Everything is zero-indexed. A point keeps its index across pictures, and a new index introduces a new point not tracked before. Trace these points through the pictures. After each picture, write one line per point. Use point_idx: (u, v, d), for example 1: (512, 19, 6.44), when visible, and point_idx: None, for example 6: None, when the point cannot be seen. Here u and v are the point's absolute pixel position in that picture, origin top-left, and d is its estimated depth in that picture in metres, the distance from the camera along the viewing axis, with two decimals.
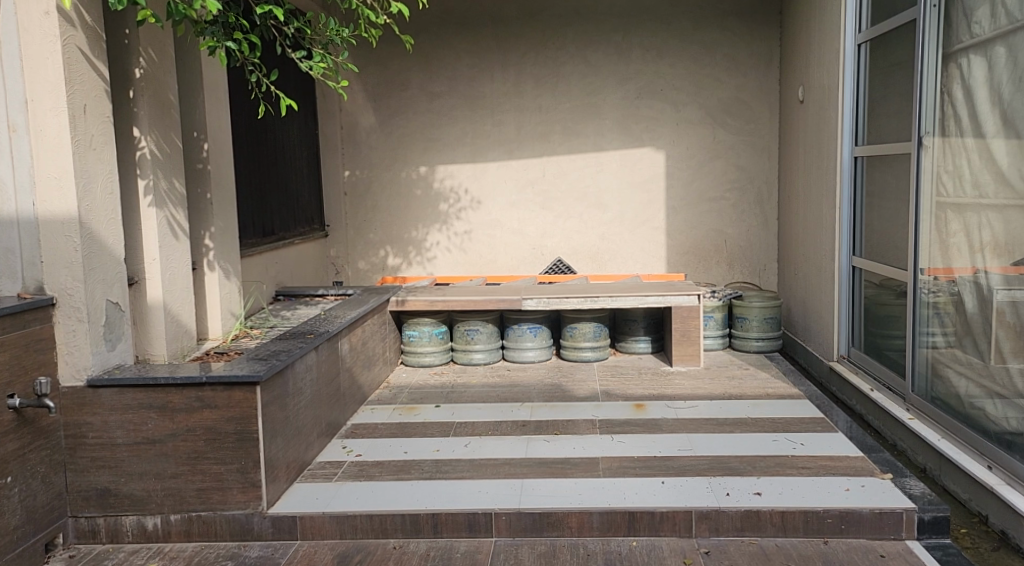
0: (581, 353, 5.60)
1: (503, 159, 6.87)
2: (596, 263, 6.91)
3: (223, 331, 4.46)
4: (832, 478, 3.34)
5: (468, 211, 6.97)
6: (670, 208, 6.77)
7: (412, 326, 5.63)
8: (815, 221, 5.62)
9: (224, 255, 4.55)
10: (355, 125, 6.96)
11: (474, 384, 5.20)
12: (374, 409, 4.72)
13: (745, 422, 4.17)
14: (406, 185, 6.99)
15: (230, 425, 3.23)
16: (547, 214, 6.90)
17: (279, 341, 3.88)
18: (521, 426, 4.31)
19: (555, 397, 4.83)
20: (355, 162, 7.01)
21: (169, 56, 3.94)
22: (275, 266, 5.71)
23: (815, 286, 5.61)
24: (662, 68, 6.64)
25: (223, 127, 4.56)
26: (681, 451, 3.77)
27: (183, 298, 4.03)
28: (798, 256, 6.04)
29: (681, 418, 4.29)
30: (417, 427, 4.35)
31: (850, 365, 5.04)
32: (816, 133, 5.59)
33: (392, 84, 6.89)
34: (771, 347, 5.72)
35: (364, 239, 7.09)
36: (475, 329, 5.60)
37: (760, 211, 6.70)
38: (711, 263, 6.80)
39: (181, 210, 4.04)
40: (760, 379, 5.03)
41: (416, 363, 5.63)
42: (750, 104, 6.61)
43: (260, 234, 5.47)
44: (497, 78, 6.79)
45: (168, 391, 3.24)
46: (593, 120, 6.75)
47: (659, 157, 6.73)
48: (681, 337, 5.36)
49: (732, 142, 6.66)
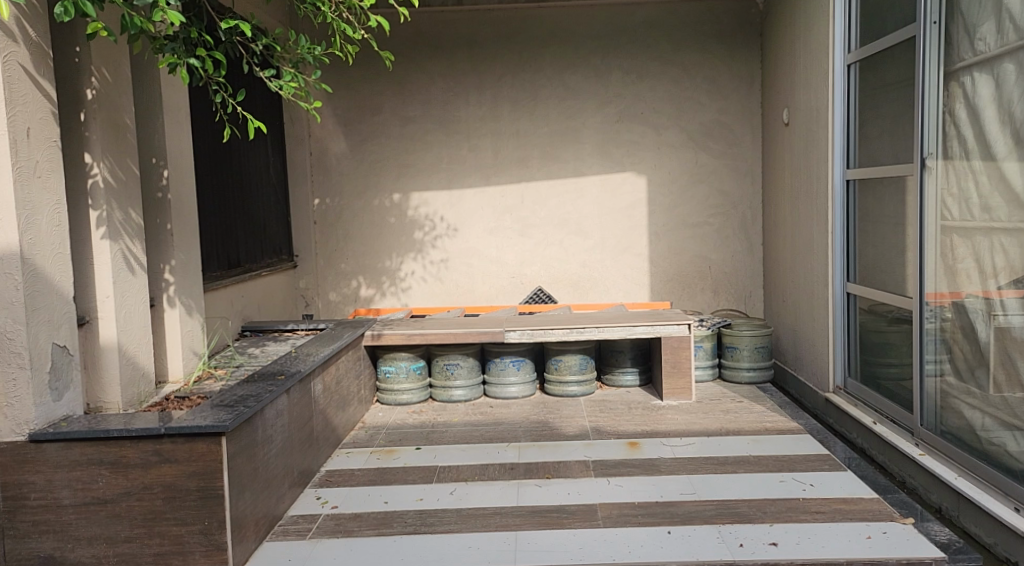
0: (567, 387, 5.34)
1: (480, 185, 6.64)
2: (577, 292, 6.68)
3: (185, 373, 4.12)
4: (851, 524, 3.14)
5: (444, 239, 6.70)
6: (652, 234, 6.58)
7: (388, 362, 5.32)
8: (805, 246, 5.46)
9: (186, 290, 4.22)
10: (324, 151, 6.68)
11: (455, 423, 4.90)
12: (350, 453, 4.39)
13: (748, 460, 3.93)
14: (380, 213, 6.71)
15: (192, 481, 2.89)
16: (526, 241, 6.67)
17: (246, 384, 3.54)
18: (509, 469, 4.02)
19: (543, 436, 4.56)
20: (325, 190, 6.72)
21: (124, 77, 3.65)
22: (241, 300, 5.38)
23: (806, 313, 5.45)
24: (642, 91, 6.49)
25: (185, 153, 4.26)
26: (684, 496, 3.51)
27: (139, 338, 3.69)
28: (786, 282, 5.87)
29: (679, 457, 4.04)
30: (396, 473, 4.03)
31: (848, 396, 4.86)
32: (803, 158, 5.45)
33: (363, 108, 6.64)
34: (763, 377, 5.53)
35: (335, 269, 6.77)
36: (455, 363, 5.31)
37: (744, 236, 6.54)
38: (696, 290, 6.61)
39: (138, 243, 3.72)
40: (756, 412, 4.81)
41: (392, 401, 5.32)
42: (732, 127, 6.48)
43: (225, 267, 5.13)
44: (473, 101, 6.58)
45: (122, 444, 2.90)
46: (572, 144, 6.56)
47: (640, 182, 6.55)
48: (672, 369, 5.13)
49: (715, 166, 6.51)
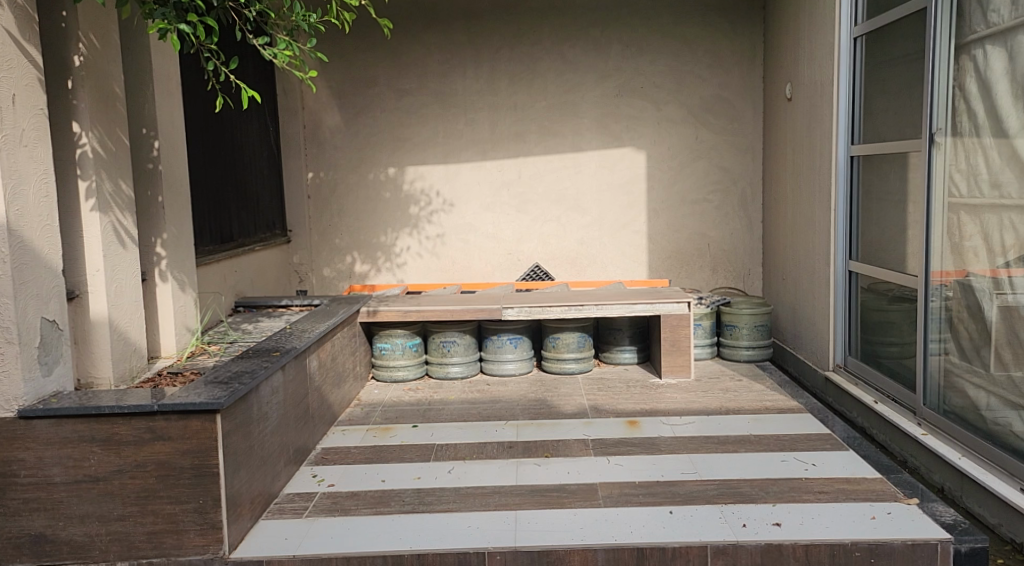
0: (564, 365, 5.29)
1: (477, 160, 6.53)
2: (575, 269, 6.61)
3: (177, 349, 4.04)
4: (855, 504, 3.11)
5: (440, 215, 6.61)
6: (651, 210, 6.51)
7: (384, 339, 5.25)
8: (806, 223, 5.40)
9: (178, 264, 4.13)
10: (318, 124, 6.56)
11: (452, 401, 4.84)
12: (345, 430, 4.34)
13: (748, 440, 3.89)
14: (374, 188, 6.60)
15: (187, 459, 2.83)
16: (523, 217, 6.58)
17: (241, 360, 3.47)
18: (508, 447, 3.97)
19: (541, 414, 4.51)
20: (319, 163, 6.61)
21: (113, 44, 3.53)
22: (234, 275, 5.29)
23: (806, 292, 5.40)
24: (643, 65, 6.38)
25: (176, 123, 4.15)
26: (685, 476, 3.48)
27: (130, 313, 3.61)
28: (786, 260, 5.82)
29: (679, 436, 4.01)
30: (393, 451, 3.98)
31: (848, 375, 4.82)
32: (805, 133, 5.37)
33: (358, 80, 6.51)
34: (762, 356, 5.49)
35: (329, 244, 6.68)
36: (452, 340, 5.25)
37: (743, 213, 6.48)
38: (694, 268, 6.55)
39: (129, 216, 3.62)
40: (756, 391, 4.78)
41: (388, 378, 5.27)
42: (733, 102, 6.38)
43: (217, 241, 5.04)
44: (469, 74, 6.46)
45: (114, 421, 2.83)
46: (571, 119, 6.46)
47: (639, 158, 6.46)
48: (671, 347, 5.09)
49: (715, 142, 6.42)
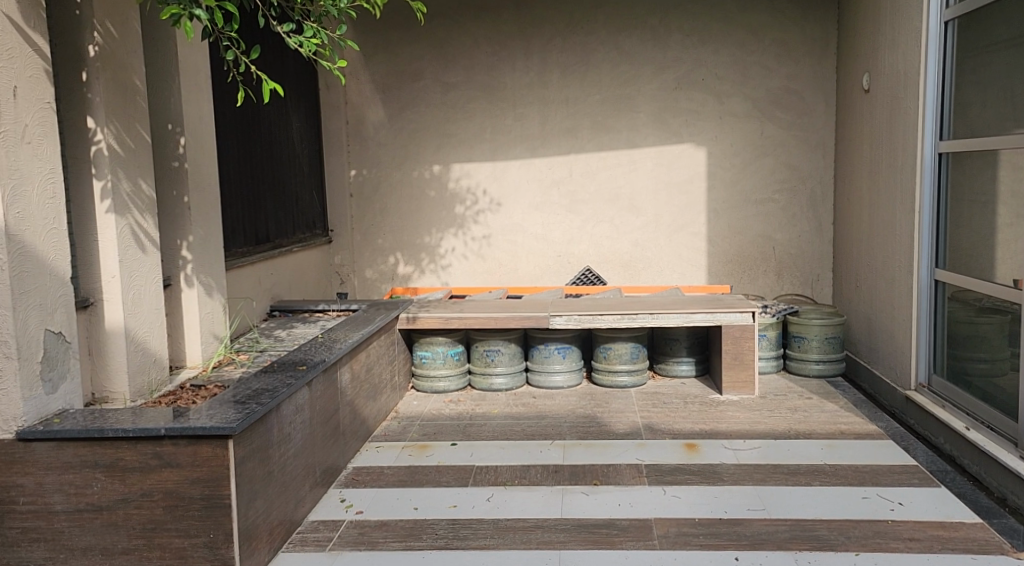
0: (616, 378, 4.92)
1: (526, 157, 6.20)
2: (628, 273, 6.22)
3: (203, 358, 3.82)
4: (954, 556, 2.67)
5: (486, 214, 6.30)
6: (711, 210, 6.07)
7: (424, 347, 4.97)
8: (885, 226, 4.90)
9: (206, 269, 3.90)
10: (361, 120, 6.31)
11: (494, 415, 4.52)
12: (379, 448, 4.05)
13: (822, 470, 3.46)
14: (418, 186, 6.32)
15: (196, 488, 2.58)
16: (573, 217, 6.22)
17: (263, 376, 3.21)
18: (553, 472, 3.63)
19: (590, 433, 4.15)
20: (361, 161, 6.36)
21: (135, 34, 3.32)
22: (270, 277, 5.08)
23: (885, 302, 4.90)
24: (704, 55, 5.95)
25: (204, 118, 3.92)
26: (752, 513, 3.07)
27: (150, 322, 3.39)
28: (861, 266, 5.33)
29: (743, 464, 3.60)
30: (428, 474, 3.68)
31: (932, 396, 4.28)
32: (886, 126, 4.87)
33: (402, 74, 6.24)
34: (833, 371, 5.03)
35: (371, 245, 6.43)
36: (496, 349, 4.94)
37: (813, 214, 5.98)
38: (758, 273, 6.09)
39: (150, 217, 3.40)
40: (828, 412, 4.32)
41: (428, 388, 4.98)
42: (802, 94, 5.90)
43: (252, 243, 4.82)
44: (518, 67, 6.12)
45: (118, 446, 2.59)
46: (625, 114, 6.06)
47: (699, 154, 6.03)
48: (733, 361, 4.66)
49: (782, 138, 5.95)
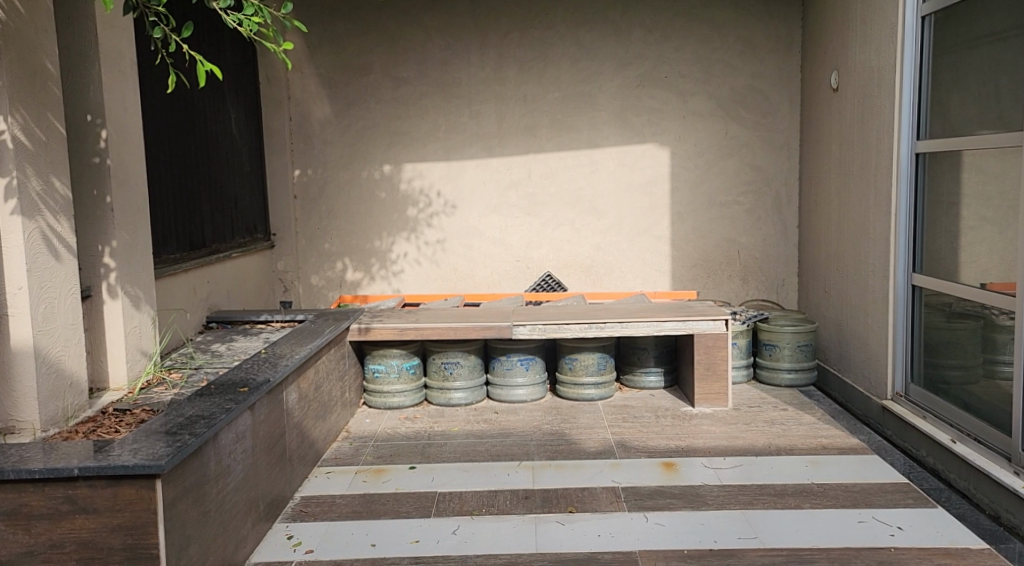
0: (583, 391, 4.65)
1: (482, 157, 5.89)
2: (590, 279, 5.97)
3: (129, 379, 3.40)
4: None
5: (440, 217, 5.97)
6: (675, 213, 5.87)
7: (376, 360, 4.61)
8: (857, 229, 4.75)
9: (132, 278, 3.47)
10: (306, 116, 5.91)
11: (455, 434, 4.19)
12: (330, 473, 3.68)
13: (810, 490, 3.25)
14: (368, 187, 5.95)
15: (116, 537, 2.22)
16: (533, 221, 5.94)
17: (198, 400, 2.81)
18: (523, 499, 3.32)
19: (560, 452, 3.86)
20: (306, 160, 5.96)
21: (47, 9, 2.89)
22: (206, 286, 4.65)
23: (856, 307, 4.76)
24: (667, 52, 5.74)
25: (130, 109, 3.50)
26: (744, 542, 2.83)
27: (66, 339, 2.97)
28: (830, 270, 5.18)
29: (726, 485, 3.36)
30: (386, 503, 3.33)
31: (910, 406, 4.14)
32: (857, 127, 4.73)
33: (350, 68, 5.86)
34: (805, 380, 4.89)
35: (317, 250, 6.03)
36: (454, 361, 4.62)
37: (778, 217, 5.84)
38: (722, 278, 5.92)
39: (66, 220, 2.98)
40: (806, 425, 4.15)
41: (382, 405, 4.63)
42: (766, 94, 5.75)
43: (186, 248, 4.40)
44: (474, 62, 5.82)
45: (22, 489, 2.21)
46: (586, 112, 5.82)
47: (662, 155, 5.82)
48: (705, 372, 4.44)
49: (747, 139, 5.79)
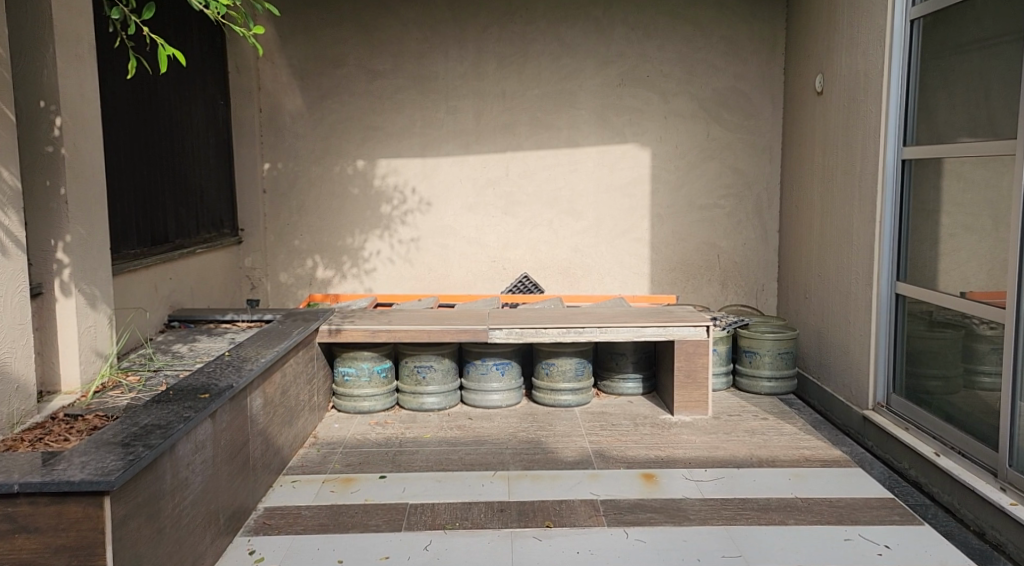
0: (560, 397, 4.53)
1: (459, 154, 5.74)
2: (568, 281, 5.85)
3: (83, 383, 3.20)
4: None
5: (415, 215, 5.80)
6: (654, 216, 5.77)
7: (347, 362, 4.45)
8: (839, 235, 4.69)
9: (87, 275, 3.26)
10: (277, 107, 5.71)
11: (427, 441, 4.04)
12: (296, 482, 3.51)
13: (794, 505, 3.19)
14: (341, 182, 5.77)
15: (61, 559, 2.04)
16: (510, 220, 5.81)
17: (154, 407, 2.63)
18: (499, 511, 3.19)
19: (536, 462, 3.73)
20: (276, 153, 5.76)
21: None
22: (168, 283, 4.44)
23: (838, 315, 4.69)
24: (649, 51, 5.64)
25: (88, 96, 3.29)
26: (728, 561, 2.73)
27: (13, 339, 2.77)
28: (811, 276, 5.12)
29: (707, 499, 3.26)
30: (354, 515, 3.17)
31: (892, 416, 4.07)
32: (841, 132, 4.66)
33: (324, 59, 5.67)
34: (785, 389, 4.83)
35: (287, 246, 5.83)
36: (428, 365, 4.47)
37: (758, 221, 5.77)
38: (701, 282, 5.84)
39: (13, 213, 2.78)
40: (787, 435, 4.08)
41: (351, 409, 4.47)
42: (749, 96, 5.67)
43: (147, 243, 4.19)
44: (452, 56, 5.67)
45: None
46: (567, 110, 5.69)
47: (643, 155, 5.72)
48: (685, 379, 4.34)
49: (728, 141, 5.71)
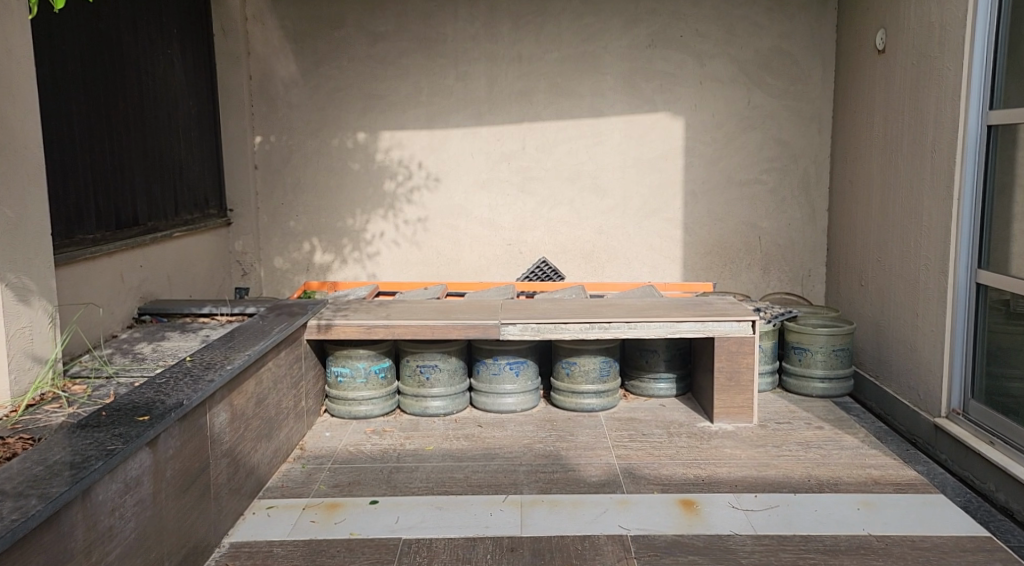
0: (582, 401, 3.98)
1: (469, 125, 5.16)
2: (591, 266, 5.27)
3: (13, 396, 2.67)
4: None
5: (422, 192, 5.24)
6: (688, 193, 5.16)
7: (340, 361, 3.92)
8: (906, 214, 4.05)
9: (17, 265, 2.75)
10: (268, 74, 5.15)
11: (429, 455, 3.50)
12: (272, 509, 3.00)
13: (869, 547, 2.61)
14: (339, 157, 5.22)
15: None
16: (526, 198, 5.23)
17: (76, 437, 2.11)
18: (510, 551, 2.64)
19: (555, 483, 3.18)
20: (268, 125, 5.21)
21: None
22: (139, 272, 3.93)
23: (902, 306, 4.06)
24: (683, 7, 5.00)
25: (17, 54, 2.76)
26: None
27: None
28: (869, 261, 4.49)
29: (761, 537, 2.69)
30: (336, 555, 2.65)
31: (970, 426, 3.46)
32: (909, 94, 4.01)
33: (318, 20, 5.09)
34: (840, 391, 4.25)
35: (282, 228, 5.31)
36: (432, 365, 3.93)
37: (806, 198, 5.14)
38: (741, 267, 5.23)
39: None
40: (849, 450, 3.50)
41: (346, 414, 3.96)
42: (796, 57, 5.02)
43: (110, 227, 3.67)
44: (461, 14, 5.07)
45: None
46: (589, 75, 5.07)
47: (675, 125, 5.10)
48: (727, 382, 3.76)
49: (772, 108, 5.07)
